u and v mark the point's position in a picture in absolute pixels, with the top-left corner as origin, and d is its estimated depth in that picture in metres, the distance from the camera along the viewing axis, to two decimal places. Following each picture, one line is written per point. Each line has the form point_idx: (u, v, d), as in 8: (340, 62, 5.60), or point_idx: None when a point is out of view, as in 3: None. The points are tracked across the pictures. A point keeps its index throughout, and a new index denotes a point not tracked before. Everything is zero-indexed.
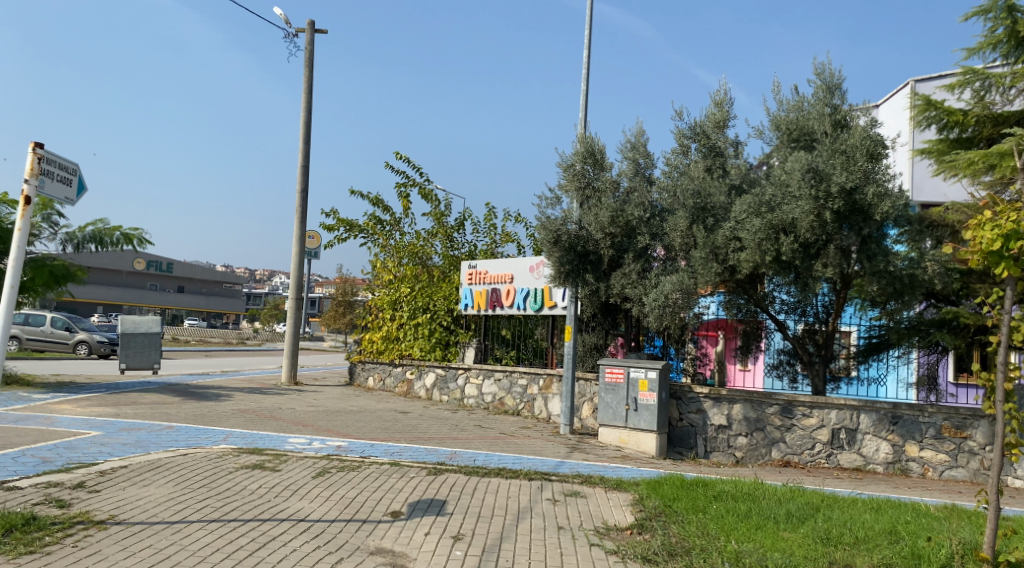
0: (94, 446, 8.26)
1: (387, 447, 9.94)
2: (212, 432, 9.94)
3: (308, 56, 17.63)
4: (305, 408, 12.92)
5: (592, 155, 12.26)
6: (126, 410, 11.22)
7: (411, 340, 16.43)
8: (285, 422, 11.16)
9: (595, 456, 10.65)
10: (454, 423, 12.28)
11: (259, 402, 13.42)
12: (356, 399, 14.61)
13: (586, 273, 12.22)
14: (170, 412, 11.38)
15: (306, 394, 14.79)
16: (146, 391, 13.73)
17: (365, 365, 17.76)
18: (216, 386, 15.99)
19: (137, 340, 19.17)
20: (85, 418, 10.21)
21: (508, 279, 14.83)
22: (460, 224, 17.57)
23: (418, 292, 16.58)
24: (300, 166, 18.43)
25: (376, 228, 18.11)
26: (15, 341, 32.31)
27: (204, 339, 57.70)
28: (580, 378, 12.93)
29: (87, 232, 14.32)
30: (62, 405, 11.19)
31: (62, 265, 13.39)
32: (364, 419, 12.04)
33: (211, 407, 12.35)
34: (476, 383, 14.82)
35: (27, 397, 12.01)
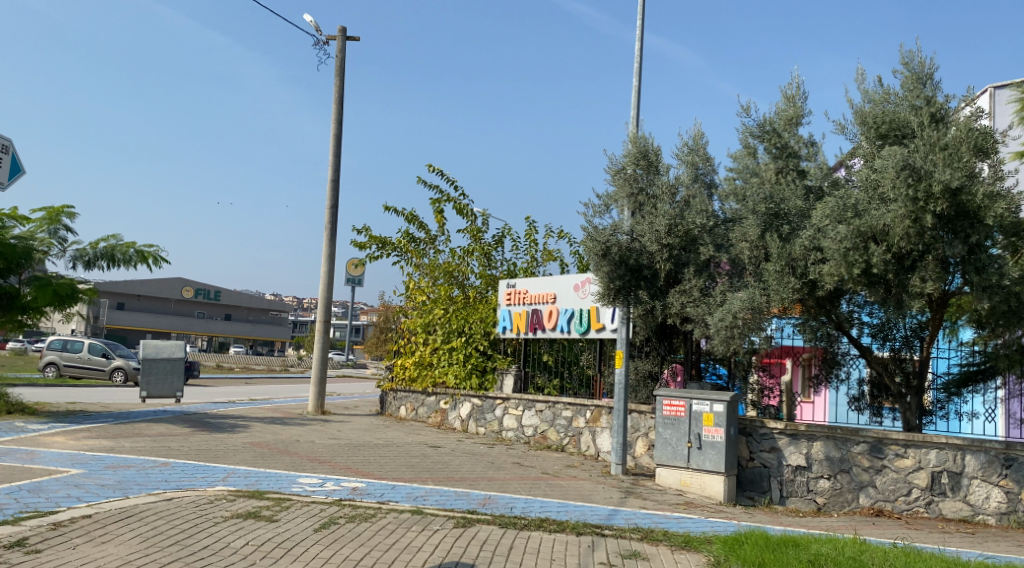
0: (65, 488, 7.05)
1: (411, 489, 8.55)
2: (211, 471, 8.67)
3: (339, 64, 16.65)
4: (324, 441, 11.64)
5: (645, 157, 10.92)
6: (124, 443, 10.06)
7: (445, 366, 15.06)
8: (298, 458, 9.85)
9: (653, 502, 9.12)
10: (490, 461, 10.85)
11: (276, 434, 12.18)
12: (383, 431, 13.28)
13: (639, 290, 10.79)
14: (173, 446, 10.19)
15: (329, 426, 13.53)
16: (157, 421, 12.61)
17: (397, 394, 16.45)
18: (236, 416, 14.82)
19: (160, 366, 18.17)
20: (74, 453, 9.05)
21: (550, 298, 13.47)
22: (499, 241, 16.27)
23: (453, 314, 15.27)
24: (330, 181, 17.37)
25: (409, 246, 16.92)
26: (54, 369, 31.91)
27: (245, 366, 57.28)
28: (632, 411, 11.42)
29: (99, 249, 13.39)
30: (55, 437, 10.07)
31: (69, 285, 12.50)
32: (389, 455, 10.69)
33: (221, 439, 11.14)
34: (515, 414, 13.39)
35: (22, 427, 10.94)
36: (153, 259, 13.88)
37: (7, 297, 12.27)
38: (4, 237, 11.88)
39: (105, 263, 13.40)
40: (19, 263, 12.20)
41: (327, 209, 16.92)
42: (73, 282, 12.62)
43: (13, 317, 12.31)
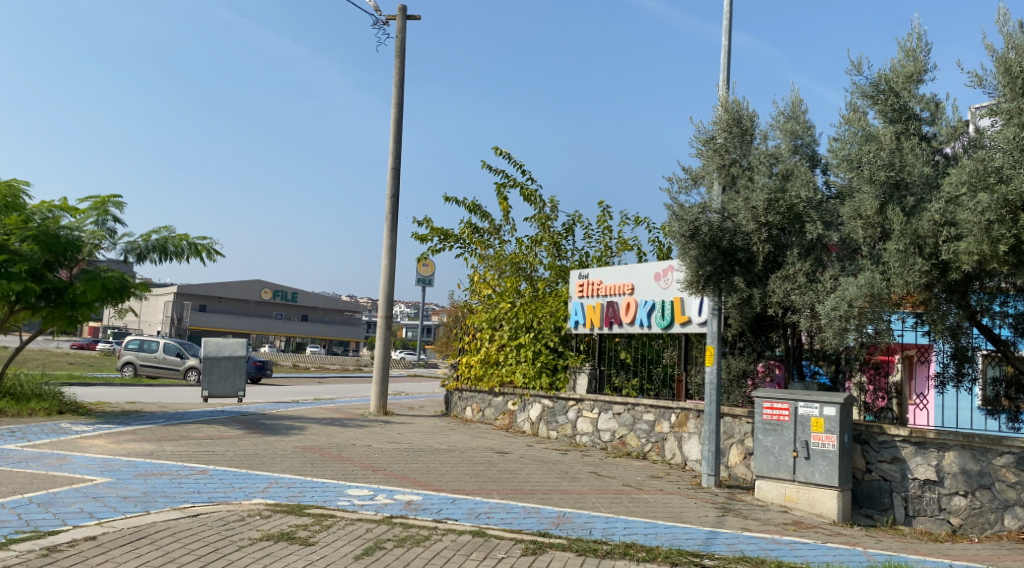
0: (81, 501, 6.19)
1: (474, 504, 7.44)
2: (252, 480, 7.75)
3: (400, 45, 15.77)
4: (382, 445, 10.67)
5: (738, 126, 9.53)
6: (167, 447, 9.28)
7: (512, 365, 13.93)
8: (351, 465, 8.86)
9: (756, 521, 7.76)
10: (564, 470, 9.67)
11: (332, 436, 11.27)
12: (447, 435, 12.25)
13: (734, 276, 9.46)
14: (218, 450, 9.36)
15: (389, 428, 12.60)
16: (209, 422, 11.90)
17: (463, 394, 15.42)
18: (294, 416, 14.05)
19: (223, 365, 17.65)
20: (109, 458, 8.27)
21: (627, 290, 12.20)
22: (570, 230, 15.07)
23: (520, 308, 14.12)
24: (390, 170, 16.52)
25: (474, 237, 15.87)
26: (132, 368, 32.32)
27: (319, 365, 57.65)
28: (725, 415, 10.06)
29: (152, 241, 12.74)
30: (95, 440, 9.36)
31: (118, 278, 11.87)
32: (451, 461, 9.63)
33: (272, 442, 10.29)
34: (590, 417, 12.20)
35: (66, 428, 10.32)
36: (207, 253, 13.14)
37: (55, 292, 11.71)
38: (49, 227, 11.30)
39: (156, 256, 12.75)
40: (65, 254, 11.62)
41: (386, 199, 16.02)
42: (122, 276, 11.99)
43: (62, 312, 11.75)
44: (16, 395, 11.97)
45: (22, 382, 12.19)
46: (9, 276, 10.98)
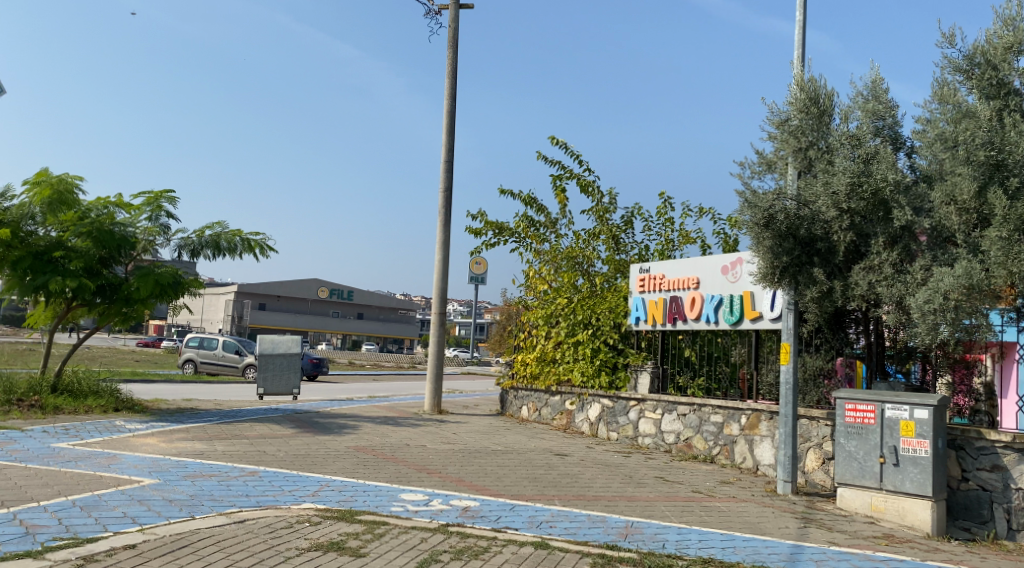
0: (126, 504, 5.92)
1: (535, 511, 6.96)
2: (303, 482, 7.42)
3: (453, 34, 15.39)
4: (436, 445, 10.27)
5: (815, 106, 8.86)
6: (218, 447, 9.04)
7: (570, 363, 13.41)
8: (404, 467, 8.48)
9: (843, 534, 7.10)
10: (628, 474, 9.12)
11: (386, 436, 10.93)
12: (504, 435, 11.80)
13: (812, 267, 8.78)
14: (269, 450, 9.09)
15: (444, 427, 12.21)
16: (262, 421, 11.68)
17: (519, 393, 14.97)
18: (348, 414, 13.78)
19: (277, 362, 17.55)
20: (159, 458, 8.04)
21: (692, 284, 11.56)
22: (629, 223, 14.47)
23: (577, 304, 13.58)
24: (443, 163, 16.17)
25: (529, 231, 15.40)
26: (192, 365, 32.81)
27: (374, 363, 57.95)
28: (802, 417, 9.38)
29: (206, 237, 12.62)
30: (147, 439, 9.18)
31: (171, 275, 11.74)
32: (508, 464, 9.18)
33: (324, 442, 9.98)
34: (653, 418, 11.62)
35: (119, 426, 10.19)
36: (260, 248, 12.95)
37: (111, 288, 11.63)
38: (103, 223, 11.22)
39: (210, 252, 12.61)
40: (119, 250, 11.53)
41: (439, 193, 15.67)
42: (175, 273, 11.85)
43: (117, 308, 11.68)
44: (75, 392, 11.94)
45: (80, 379, 12.16)
46: (64, 271, 10.92)
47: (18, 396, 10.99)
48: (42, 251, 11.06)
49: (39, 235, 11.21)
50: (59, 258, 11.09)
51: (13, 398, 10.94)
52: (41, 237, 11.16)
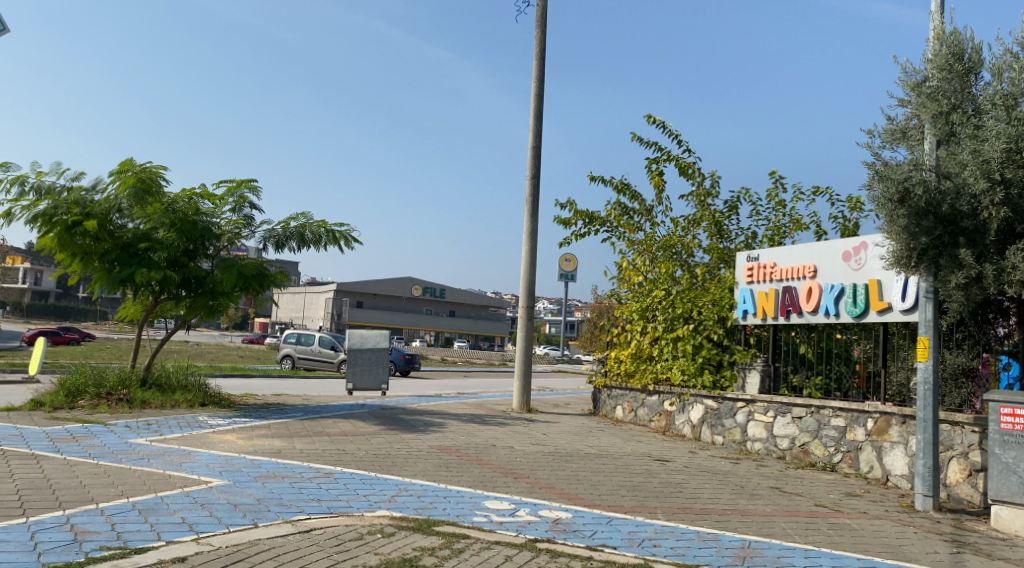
0: (187, 509, 5.44)
1: (635, 526, 6.12)
2: (381, 486, 6.83)
3: (541, 14, 14.68)
4: (525, 447, 9.55)
5: (959, 63, 7.60)
6: (296, 445, 8.60)
7: (670, 360, 12.45)
8: (490, 471, 7.79)
9: (1007, 563, 5.95)
10: (739, 485, 8.14)
11: (473, 435, 10.28)
12: (599, 437, 10.95)
13: (957, 249, 7.55)
14: (349, 449, 8.57)
15: (535, 428, 11.47)
16: (347, 417, 11.26)
17: (613, 392, 14.07)
18: (435, 411, 13.25)
19: (366, 357, 17.24)
20: (233, 457, 7.62)
21: (808, 272, 10.44)
22: (733, 208, 13.38)
23: (676, 296, 12.62)
24: (532, 150, 15.44)
25: (623, 219, 14.47)
26: (290, 361, 33.36)
27: (466, 360, 57.99)
28: (942, 422, 8.17)
29: (290, 228, 12.33)
30: (226, 436, 8.83)
31: (254, 266, 11.51)
32: (604, 469, 8.35)
33: (407, 441, 9.41)
34: (764, 422, 10.60)
35: (202, 422, 9.94)
36: (345, 240, 12.54)
37: (196, 281, 11.50)
38: (187, 214, 11.06)
39: (294, 244, 12.31)
40: (203, 241, 11.38)
41: (527, 181, 14.93)
42: (259, 265, 11.61)
43: (203, 302, 11.55)
44: (163, 386, 11.86)
45: (168, 373, 12.08)
46: (150, 264, 10.83)
47: (107, 389, 10.90)
48: (129, 243, 10.99)
49: (125, 227, 11.13)
50: (145, 250, 10.99)
51: (102, 391, 10.86)
52: (127, 229, 11.08)
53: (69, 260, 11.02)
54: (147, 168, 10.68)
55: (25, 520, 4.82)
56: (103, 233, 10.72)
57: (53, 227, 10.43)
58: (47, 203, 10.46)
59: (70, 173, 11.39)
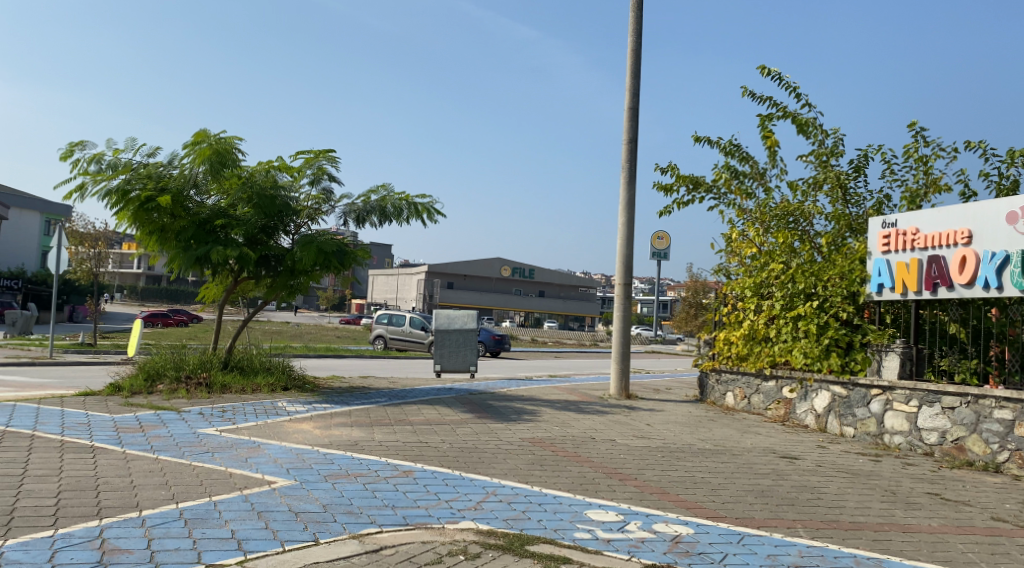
0: (241, 519, 4.65)
1: (775, 547, 4.96)
2: (466, 488, 5.91)
3: None
4: (629, 440, 8.45)
5: None
6: (376, 436, 7.80)
7: (790, 341, 11.20)
8: (591, 470, 6.76)
9: None
10: (889, 491, 6.81)
11: (569, 425, 9.27)
12: (712, 430, 9.72)
13: None
14: (433, 441, 7.70)
15: (638, 417, 10.35)
16: (433, 403, 10.45)
17: (722, 376, 12.79)
18: (528, 396, 12.32)
19: (454, 338, 16.47)
20: (305, 451, 6.87)
21: (960, 238, 8.88)
22: (860, 168, 11.78)
23: (796, 270, 11.22)
24: (628, 112, 14.17)
25: (732, 184, 13.11)
26: (382, 342, 33.23)
27: (557, 340, 57.04)
28: None
29: (370, 202, 11.58)
30: (302, 426, 8.12)
31: (334, 244, 10.81)
32: (723, 469, 7.18)
33: (497, 431, 8.47)
34: (906, 412, 9.15)
35: (279, 408, 9.32)
36: (428, 213, 11.71)
37: (274, 259, 10.90)
38: (263, 187, 10.43)
39: (376, 218, 11.57)
40: (281, 217, 10.75)
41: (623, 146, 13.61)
42: (338, 242, 10.91)
43: (283, 281, 10.92)
44: (245, 368, 11.36)
45: (250, 356, 11.58)
46: (226, 241, 10.27)
47: (186, 372, 10.44)
48: (205, 220, 10.46)
49: (201, 203, 10.62)
50: (221, 227, 10.45)
51: (182, 374, 10.41)
52: (204, 206, 10.57)
53: (145, 239, 10.60)
54: (221, 138, 10.07)
55: (52, 533, 4.13)
56: (178, 208, 10.23)
57: (127, 203, 10.01)
58: (121, 179, 10.07)
59: (145, 149, 10.97)
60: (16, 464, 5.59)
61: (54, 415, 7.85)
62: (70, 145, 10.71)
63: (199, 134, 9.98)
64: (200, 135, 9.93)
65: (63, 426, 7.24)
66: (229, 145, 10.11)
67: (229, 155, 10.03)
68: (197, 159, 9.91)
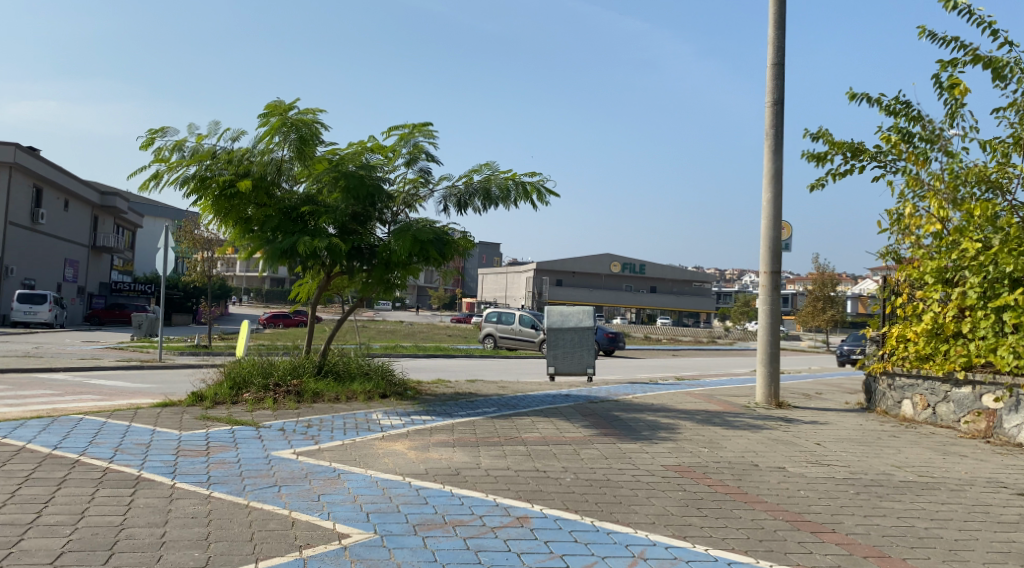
0: None
1: None
2: (603, 547, 4.28)
3: None
4: (803, 467, 6.57)
5: None
6: (482, 461, 6.29)
7: (994, 339, 9.03)
8: (768, 519, 4.98)
9: None
10: None
11: (720, 445, 7.47)
12: (902, 453, 7.66)
13: None
14: (554, 469, 6.12)
15: (801, 435, 8.39)
16: (548, 415, 8.87)
17: (896, 381, 10.57)
18: (660, 405, 10.54)
19: (568, 338, 14.85)
20: (395, 483, 5.44)
21: None
22: None
23: (1000, 248, 8.96)
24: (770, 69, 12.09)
25: (903, 149, 10.84)
26: (493, 340, 31.99)
27: (673, 337, 54.37)
28: None
29: (472, 184, 10.17)
30: (395, 447, 6.71)
31: (432, 232, 9.45)
32: (950, 518, 5.22)
33: (632, 454, 6.80)
34: None
35: (373, 421, 7.99)
36: (538, 193, 10.17)
37: (368, 251, 9.59)
38: (351, 166, 9.20)
39: (479, 202, 10.13)
40: (374, 202, 9.45)
41: (765, 110, 11.64)
42: (436, 230, 9.55)
43: (378, 277, 9.60)
44: (341, 374, 10.19)
45: (346, 359, 10.40)
46: (313, 229, 9.07)
47: (275, 379, 9.34)
48: (292, 208, 9.36)
49: (287, 189, 9.54)
50: (308, 214, 9.30)
51: (270, 382, 9.32)
52: (293, 194, 9.48)
53: (230, 233, 9.59)
54: (299, 110, 8.98)
55: None
56: (261, 194, 9.20)
57: (206, 190, 9.07)
58: (200, 164, 9.13)
59: (230, 133, 9.97)
60: (31, 508, 4.43)
61: (116, 432, 6.79)
62: (152, 132, 9.84)
63: (272, 104, 9.00)
64: (274, 107, 8.89)
65: (117, 447, 6.10)
66: (308, 118, 9.02)
67: (308, 128, 8.90)
68: (272, 132, 8.86)
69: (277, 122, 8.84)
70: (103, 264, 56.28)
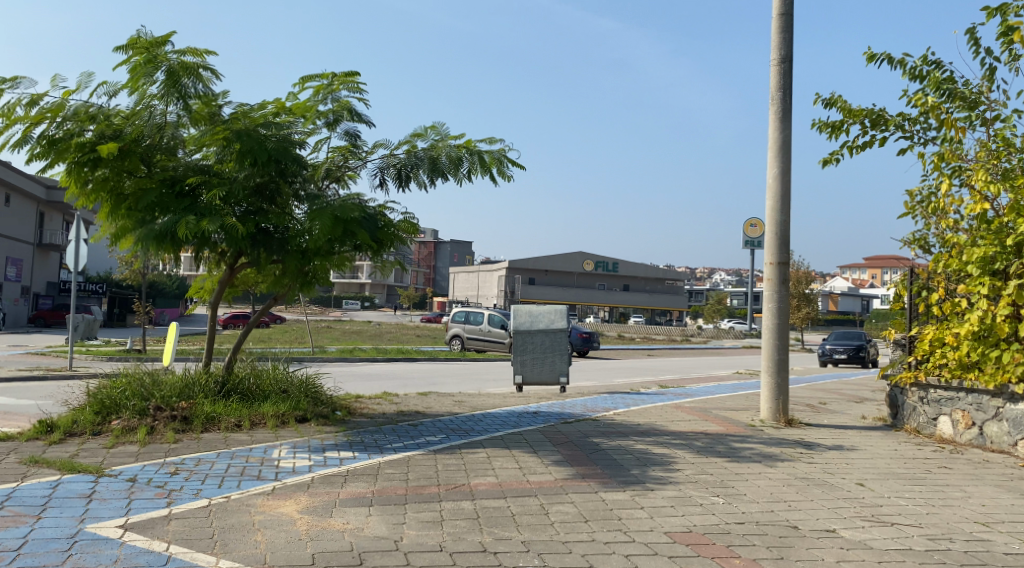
0: None
1: None
2: None
3: None
4: (861, 532, 4.68)
5: None
6: (405, 534, 4.29)
7: None
8: None
9: None
10: None
11: (737, 492, 5.57)
12: (971, 499, 5.79)
13: None
14: (510, 547, 4.13)
15: (832, 471, 6.51)
16: (510, 445, 6.91)
17: (931, 394, 8.79)
18: (647, 425, 8.64)
19: (537, 342, 12.90)
20: None
21: None
22: None
23: None
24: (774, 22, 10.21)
25: (938, 114, 9.01)
26: (459, 341, 29.94)
27: (647, 336, 52.80)
28: None
29: (416, 153, 8.18)
30: (284, 510, 4.68)
31: (361, 209, 7.43)
32: None
33: (621, 514, 4.85)
34: None
35: (272, 461, 5.93)
36: (498, 165, 8.20)
37: (280, 236, 7.44)
38: (254, 126, 7.04)
39: (424, 174, 8.13)
40: (286, 173, 7.27)
41: (770, 70, 9.76)
42: (365, 210, 7.52)
43: (293, 269, 7.50)
44: (250, 392, 8.11)
45: (258, 374, 8.32)
46: (201, 205, 6.98)
47: (157, 402, 7.25)
48: (178, 180, 7.27)
49: (175, 158, 7.43)
50: (199, 187, 7.23)
51: (150, 405, 7.21)
52: (181, 162, 7.36)
53: (101, 212, 7.47)
54: (179, 49, 6.99)
55: None
56: (134, 160, 7.09)
57: (59, 156, 6.93)
58: (53, 123, 7.00)
59: (105, 88, 7.84)
60: None
61: None
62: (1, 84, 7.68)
63: (145, 42, 6.95)
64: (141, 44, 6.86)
65: None
66: (193, 60, 7.05)
67: (189, 75, 6.96)
68: (139, 75, 6.85)
69: (144, 62, 6.80)
70: (51, 263, 53.20)
